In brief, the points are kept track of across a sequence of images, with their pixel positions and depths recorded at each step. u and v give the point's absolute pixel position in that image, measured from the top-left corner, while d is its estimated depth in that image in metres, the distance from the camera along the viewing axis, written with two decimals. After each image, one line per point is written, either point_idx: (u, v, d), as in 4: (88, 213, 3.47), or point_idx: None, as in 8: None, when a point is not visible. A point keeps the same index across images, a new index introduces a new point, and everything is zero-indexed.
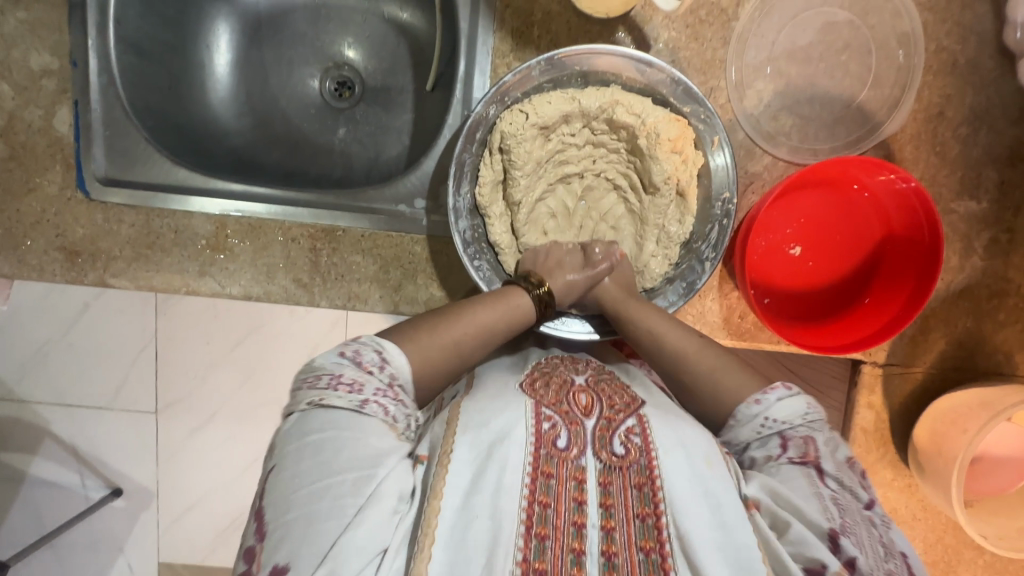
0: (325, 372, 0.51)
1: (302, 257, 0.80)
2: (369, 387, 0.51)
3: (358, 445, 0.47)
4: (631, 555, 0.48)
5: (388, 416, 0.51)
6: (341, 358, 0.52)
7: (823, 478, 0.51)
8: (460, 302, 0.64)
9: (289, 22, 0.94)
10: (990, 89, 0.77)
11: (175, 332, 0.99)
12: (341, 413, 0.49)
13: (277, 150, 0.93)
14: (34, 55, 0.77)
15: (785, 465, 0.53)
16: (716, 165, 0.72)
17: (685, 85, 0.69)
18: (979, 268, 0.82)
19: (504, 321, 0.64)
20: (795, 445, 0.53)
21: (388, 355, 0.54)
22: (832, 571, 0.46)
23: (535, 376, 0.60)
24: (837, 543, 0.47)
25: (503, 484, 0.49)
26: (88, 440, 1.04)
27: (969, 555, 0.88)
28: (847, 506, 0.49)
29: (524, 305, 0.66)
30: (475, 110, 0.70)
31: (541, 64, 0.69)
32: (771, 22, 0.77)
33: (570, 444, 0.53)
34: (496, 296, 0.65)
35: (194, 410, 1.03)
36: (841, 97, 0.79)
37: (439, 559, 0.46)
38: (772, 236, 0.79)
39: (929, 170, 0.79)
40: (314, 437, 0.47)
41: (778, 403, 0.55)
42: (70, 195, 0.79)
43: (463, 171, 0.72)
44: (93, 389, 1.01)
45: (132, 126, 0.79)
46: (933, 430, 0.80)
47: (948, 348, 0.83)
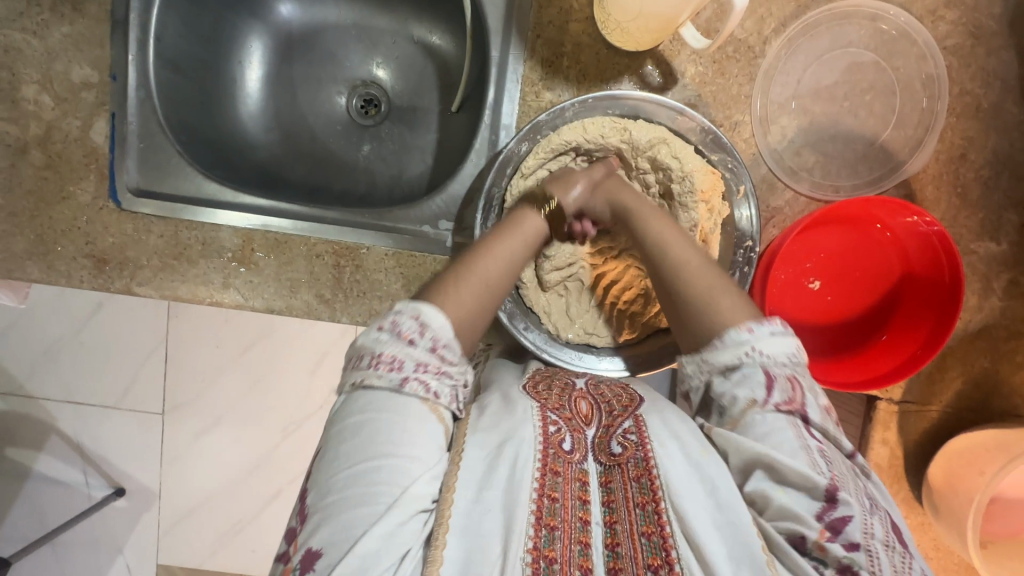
0: (367, 351, 0.53)
1: (325, 273, 0.81)
2: (409, 363, 0.52)
3: (396, 428, 0.49)
4: (634, 543, 0.47)
5: (428, 393, 0.52)
6: (379, 334, 0.53)
7: (808, 428, 0.51)
8: (483, 242, 0.65)
9: (320, 40, 0.96)
10: (1013, 133, 0.78)
11: (184, 334, 1.00)
12: (380, 392, 0.51)
13: (303, 164, 0.94)
14: (75, 68, 0.79)
15: (772, 411, 0.51)
16: (739, 216, 0.73)
17: (714, 135, 0.71)
18: (998, 309, 0.82)
19: (518, 244, 0.66)
20: (782, 388, 0.52)
21: (425, 319, 0.54)
22: (813, 541, 0.46)
23: (538, 380, 0.63)
24: (831, 504, 0.46)
25: (512, 478, 0.48)
26: (96, 440, 1.05)
27: None
28: (832, 458, 0.50)
29: (536, 223, 0.68)
30: (508, 145, 0.72)
31: (576, 105, 0.71)
32: (797, 60, 0.78)
33: (574, 448, 0.53)
34: (514, 225, 0.67)
35: (202, 415, 1.04)
36: (864, 136, 0.79)
37: (452, 548, 0.45)
38: (792, 270, 0.79)
39: (950, 211, 0.80)
40: (354, 419, 0.50)
41: (769, 337, 0.54)
42: (102, 205, 0.80)
43: (490, 205, 0.74)
44: (104, 389, 1.03)
45: (166, 139, 0.80)
46: (949, 469, 0.79)
47: (964, 387, 0.83)
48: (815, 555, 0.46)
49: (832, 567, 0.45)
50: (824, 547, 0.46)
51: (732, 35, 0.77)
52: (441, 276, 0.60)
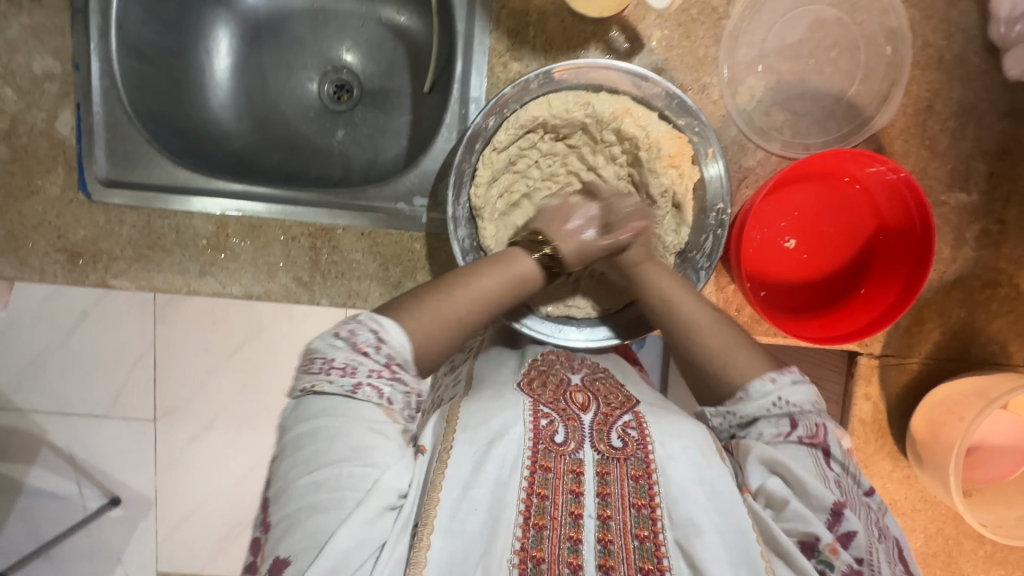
0: (319, 356, 0.52)
1: (303, 256, 0.81)
2: (362, 369, 0.51)
3: (355, 435, 0.48)
4: (627, 543, 0.47)
5: (382, 399, 0.51)
6: (335, 340, 0.52)
7: (828, 461, 0.52)
8: (462, 271, 0.63)
9: (288, 26, 0.96)
10: (977, 82, 0.79)
11: (173, 337, 0.99)
12: (333, 397, 0.49)
13: (277, 151, 0.94)
14: (36, 60, 0.78)
15: (794, 444, 0.53)
16: (710, 176, 0.73)
17: (680, 99, 0.71)
18: (971, 259, 0.83)
19: (506, 278, 0.64)
20: (807, 425, 0.53)
21: (385, 335, 0.53)
22: (825, 543, 0.47)
23: (533, 377, 0.64)
24: (837, 517, 0.48)
25: (494, 474, 0.50)
26: (87, 448, 1.04)
27: (970, 546, 0.89)
28: (848, 489, 0.51)
29: (527, 267, 0.66)
30: (474, 121, 0.70)
31: (539, 77, 0.71)
32: (761, 20, 0.79)
33: (567, 439, 0.54)
34: (501, 262, 0.65)
35: (195, 414, 1.03)
36: (831, 93, 0.80)
37: (439, 547, 0.46)
38: (767, 229, 0.80)
39: (919, 163, 0.81)
40: (311, 427, 0.48)
41: (793, 385, 0.55)
42: (72, 197, 0.80)
43: (461, 181, 0.73)
44: (94, 394, 1.01)
45: (134, 128, 0.79)
46: (930, 422, 0.80)
47: (943, 338, 0.84)
48: (824, 556, 0.47)
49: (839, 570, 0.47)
50: (835, 551, 0.47)
51: None
52: (411, 294, 0.60)
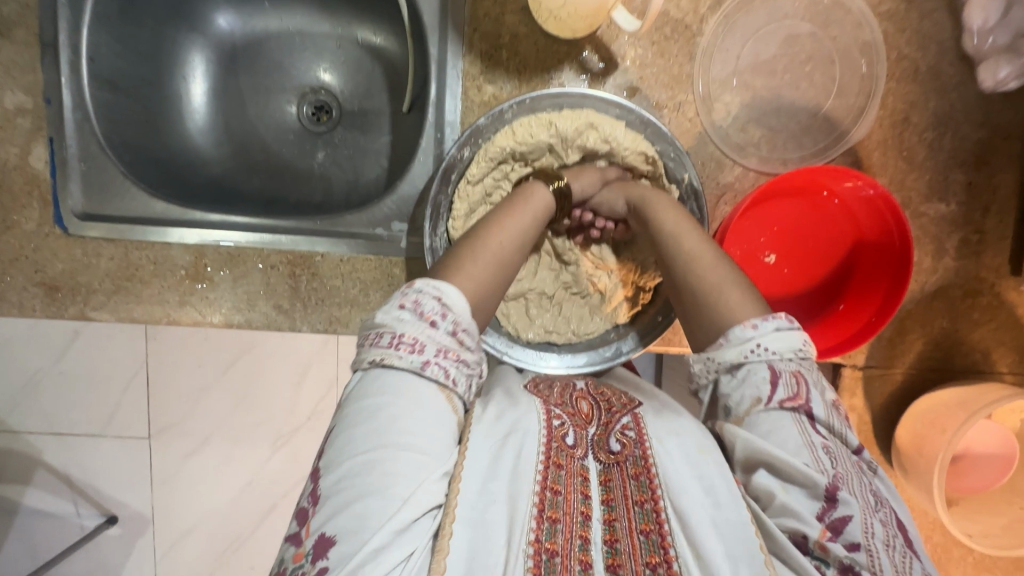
0: (386, 330, 0.51)
1: (282, 283, 0.81)
2: (430, 347, 0.50)
3: (409, 416, 0.48)
4: (633, 540, 0.48)
5: (446, 378, 0.51)
6: (400, 312, 0.51)
7: (813, 425, 0.50)
8: (494, 214, 0.64)
9: (264, 49, 0.95)
10: (953, 93, 0.79)
11: (166, 357, 0.97)
12: (402, 370, 0.49)
13: (257, 176, 0.93)
14: (7, 94, 0.78)
15: (775, 409, 0.51)
16: (686, 205, 0.73)
17: (655, 126, 0.71)
18: (952, 269, 0.83)
19: (529, 216, 0.65)
20: (786, 384, 0.51)
21: (448, 300, 0.52)
22: (814, 540, 0.45)
23: (539, 380, 0.68)
24: (831, 503, 0.46)
25: (519, 466, 0.50)
26: (84, 471, 1.04)
27: (958, 553, 0.89)
28: (838, 456, 0.49)
29: (544, 196, 0.67)
30: (450, 151, 0.70)
31: (514, 106, 0.70)
32: (735, 36, 0.78)
33: (576, 442, 0.55)
34: (522, 198, 0.66)
35: (190, 434, 1.02)
36: (807, 107, 0.80)
37: (460, 538, 0.45)
38: (747, 245, 0.80)
39: (897, 175, 0.81)
40: (375, 399, 0.48)
41: (774, 332, 0.53)
42: (48, 231, 0.79)
43: (438, 211, 0.73)
44: (86, 415, 1.00)
45: (109, 160, 0.79)
46: (915, 431, 0.80)
47: (925, 348, 0.84)
48: (818, 554, 0.45)
49: (834, 566, 0.45)
50: (825, 541, 0.45)
51: (668, 16, 0.77)
52: (452, 252, 0.59)
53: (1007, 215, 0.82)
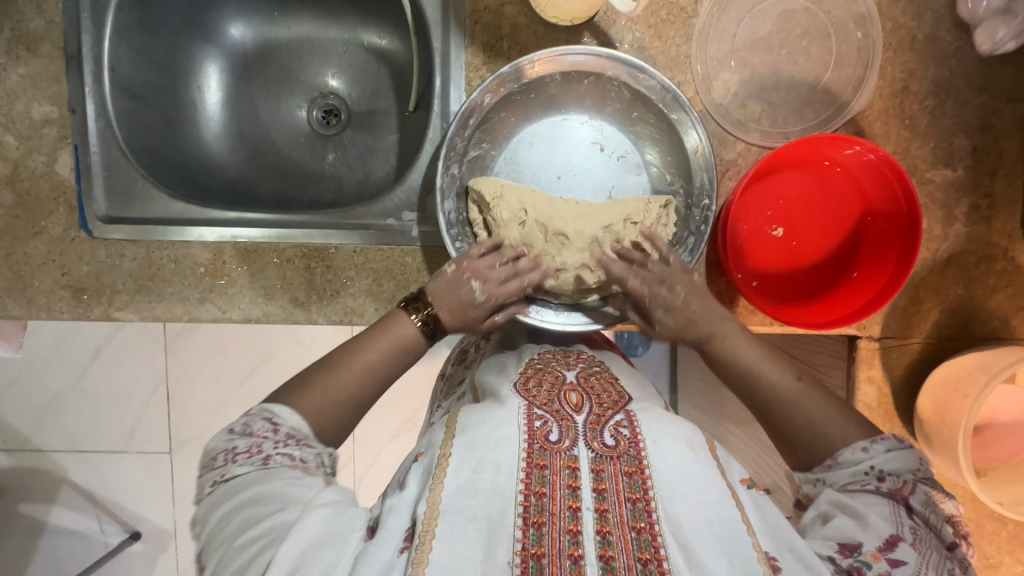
0: (219, 453, 0.52)
1: (298, 277, 0.83)
2: (266, 446, 0.52)
3: (269, 492, 0.48)
4: (625, 534, 0.47)
5: (296, 460, 0.52)
6: (230, 435, 0.53)
7: (908, 513, 0.51)
8: (346, 346, 0.63)
9: (274, 57, 0.99)
10: (951, 60, 0.80)
11: (185, 376, 1.33)
12: (246, 476, 0.50)
13: (271, 179, 0.96)
14: (35, 106, 0.81)
15: (877, 492, 0.52)
16: (695, 152, 0.76)
17: (674, 93, 0.73)
18: (963, 235, 0.82)
19: (388, 348, 0.64)
20: (893, 479, 0.53)
21: (279, 419, 0.55)
22: (867, 550, 0.47)
23: (528, 376, 0.64)
24: (890, 545, 0.48)
25: (500, 478, 0.50)
26: (126, 487, 1.37)
27: (992, 528, 0.87)
28: (924, 538, 0.49)
29: (408, 331, 0.65)
30: (471, 97, 0.72)
31: (537, 59, 0.73)
32: (730, 15, 0.80)
33: (562, 437, 0.54)
34: (381, 328, 0.65)
35: (208, 448, 1.36)
36: (806, 81, 0.81)
37: (439, 551, 0.44)
38: (753, 219, 0.80)
39: (901, 144, 0.81)
40: (257, 490, 0.48)
41: (886, 454, 0.54)
42: (74, 235, 0.82)
43: (452, 155, 0.74)
44: (118, 433, 1.34)
45: (130, 164, 0.82)
46: (936, 401, 0.79)
47: (942, 316, 0.84)
48: (866, 559, 0.47)
49: (877, 572, 0.46)
50: (877, 557, 0.47)
51: None
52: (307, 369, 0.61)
53: (1015, 179, 0.82)
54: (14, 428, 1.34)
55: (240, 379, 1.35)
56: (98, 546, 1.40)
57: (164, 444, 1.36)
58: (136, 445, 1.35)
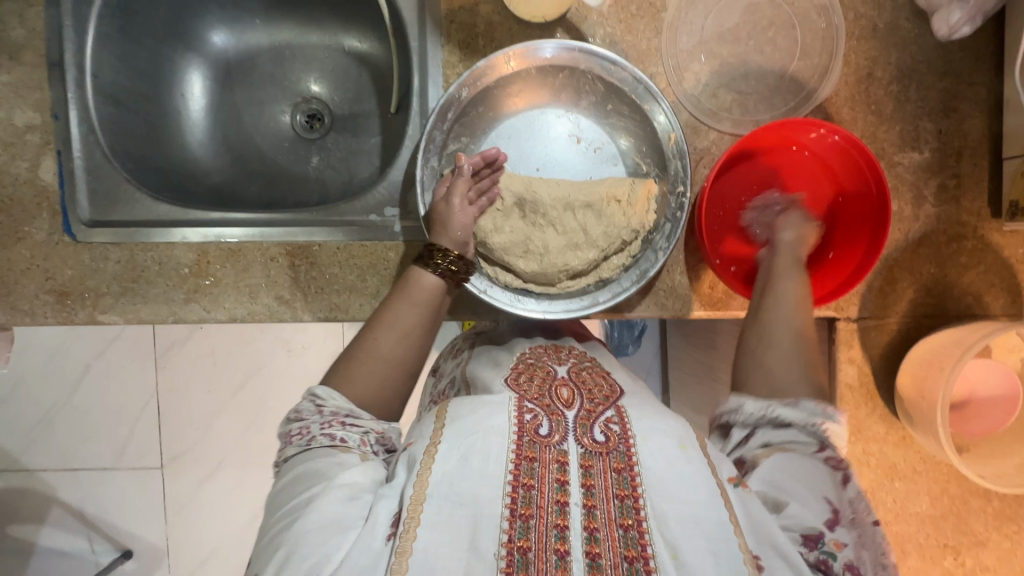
0: (284, 433, 0.58)
1: (283, 274, 0.83)
2: (314, 425, 0.55)
3: (305, 471, 0.52)
4: (612, 532, 0.47)
5: (336, 441, 0.54)
6: (287, 420, 0.58)
7: (845, 484, 0.53)
8: (378, 313, 0.65)
9: (257, 64, 1.01)
10: (912, 46, 0.83)
11: (175, 386, 1.33)
12: (297, 455, 0.54)
13: (256, 183, 0.97)
14: (18, 113, 0.82)
15: (819, 459, 0.54)
16: (667, 138, 0.77)
17: (646, 84, 0.76)
18: (933, 215, 0.84)
19: (415, 301, 0.66)
20: (835, 449, 0.55)
21: (321, 398, 0.58)
22: (828, 539, 0.48)
23: (519, 371, 0.64)
24: (832, 524, 0.50)
25: (486, 472, 0.50)
26: (114, 503, 1.35)
27: (978, 505, 0.88)
28: (857, 512, 0.51)
29: (431, 281, 0.68)
30: (449, 90, 0.74)
31: (512, 54, 0.75)
32: (698, 8, 0.83)
33: (552, 431, 0.54)
34: (401, 293, 0.67)
35: (199, 461, 1.35)
36: (774, 70, 0.84)
37: (423, 539, 0.45)
38: (727, 203, 0.82)
39: (869, 128, 0.83)
40: (300, 467, 0.52)
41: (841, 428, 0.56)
42: (58, 239, 0.82)
43: (431, 146, 0.77)
44: (107, 447, 1.33)
45: (113, 168, 0.83)
46: (915, 374, 0.81)
47: (917, 295, 0.85)
48: (828, 548, 0.48)
49: (840, 561, 0.47)
50: (839, 544, 0.49)
51: None
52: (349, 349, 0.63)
53: (980, 160, 0.84)
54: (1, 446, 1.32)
55: (230, 389, 1.34)
56: (87, 565, 1.38)
57: (154, 457, 1.34)
58: (125, 459, 1.34)
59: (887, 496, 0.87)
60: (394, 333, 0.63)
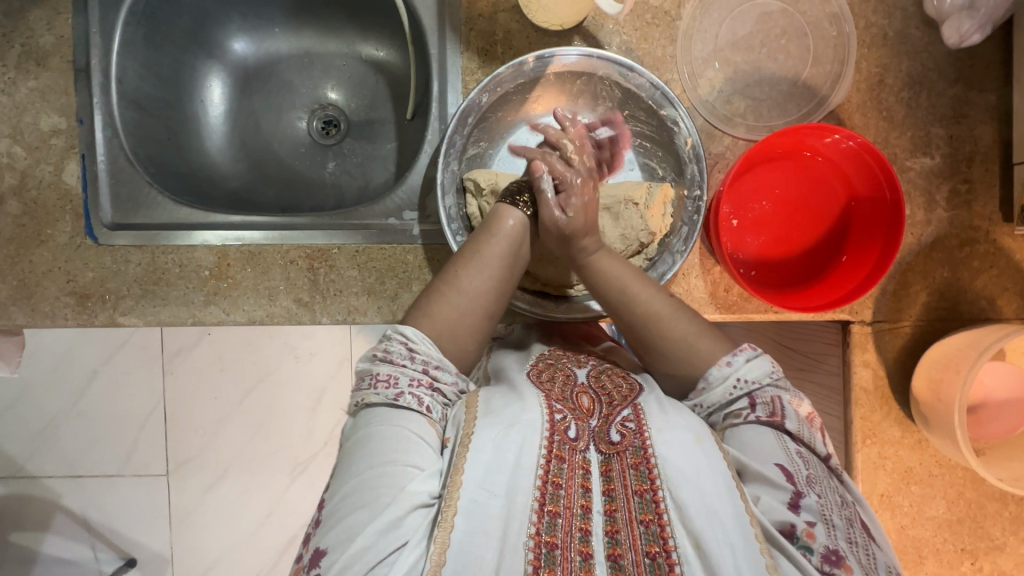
0: (366, 375, 0.59)
1: (301, 277, 0.84)
2: (404, 380, 0.57)
3: (389, 439, 0.53)
4: (633, 530, 0.49)
5: (423, 406, 0.56)
6: (374, 360, 0.59)
7: (786, 435, 0.56)
8: (468, 250, 0.67)
9: (276, 72, 1.03)
10: (922, 54, 0.84)
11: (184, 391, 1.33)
12: (381, 408, 0.56)
13: (273, 188, 0.99)
14: (43, 118, 0.84)
15: (755, 422, 0.57)
16: (685, 143, 0.77)
17: (663, 90, 0.76)
18: (946, 220, 0.85)
19: (503, 238, 0.68)
20: (762, 404, 0.58)
21: (413, 343, 0.60)
22: (801, 530, 0.48)
23: (541, 368, 0.65)
24: (795, 507, 0.49)
25: (520, 464, 0.51)
26: (121, 509, 1.34)
27: (994, 509, 0.88)
28: (809, 460, 0.55)
29: (517, 219, 0.69)
30: (469, 96, 0.75)
31: (532, 60, 0.76)
32: (712, 17, 0.85)
33: (579, 436, 0.56)
34: (490, 228, 0.68)
35: (208, 467, 1.35)
36: (787, 77, 0.85)
37: (461, 529, 0.47)
38: (741, 207, 0.83)
39: (881, 134, 0.85)
40: (386, 429, 0.54)
41: (747, 363, 0.60)
42: (80, 242, 0.83)
43: (451, 150, 0.77)
44: (115, 453, 1.33)
45: (136, 172, 0.84)
46: (930, 377, 0.81)
47: (930, 299, 0.86)
48: (804, 543, 0.48)
49: (817, 555, 0.47)
50: (812, 536, 0.48)
51: (648, 3, 0.83)
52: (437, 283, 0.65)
53: (991, 165, 0.85)
54: (8, 452, 1.31)
55: (240, 394, 1.34)
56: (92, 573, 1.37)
57: (161, 463, 1.34)
58: (133, 465, 1.33)
59: (903, 500, 0.87)
60: (483, 268, 0.65)
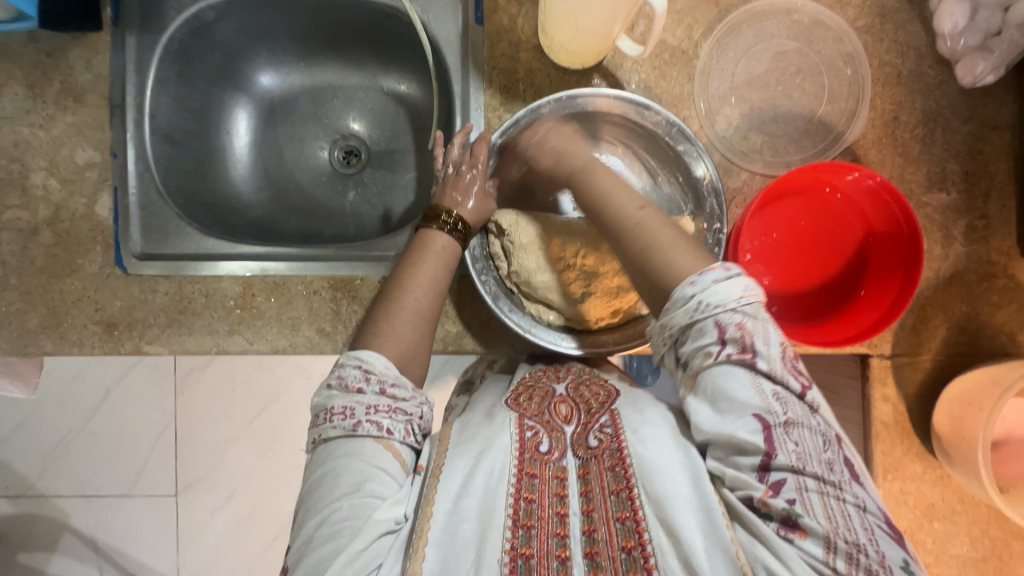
0: (322, 408, 0.58)
1: (324, 307, 0.85)
2: (360, 409, 0.56)
3: (348, 471, 0.53)
4: (610, 528, 0.50)
5: (381, 431, 0.56)
6: (329, 390, 0.58)
7: (761, 374, 0.49)
8: (401, 272, 0.69)
9: (298, 104, 1.05)
10: (936, 92, 0.86)
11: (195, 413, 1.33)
12: (339, 441, 0.55)
13: (294, 217, 1.01)
14: (79, 152, 0.86)
15: (726, 361, 0.50)
16: (701, 176, 0.79)
17: (679, 127, 0.78)
18: (963, 254, 0.86)
19: (440, 261, 0.70)
20: (733, 337, 0.50)
21: (368, 365, 0.59)
22: (757, 499, 0.47)
23: (519, 392, 0.65)
24: (764, 470, 0.47)
25: (493, 485, 0.52)
26: (130, 531, 1.34)
27: (1020, 547, 0.86)
28: (788, 401, 0.48)
29: (445, 242, 0.72)
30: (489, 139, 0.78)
31: (550, 103, 0.77)
32: (729, 56, 0.87)
33: (551, 448, 0.57)
34: (421, 250, 0.71)
35: (218, 489, 1.35)
36: (802, 113, 0.87)
37: (431, 560, 0.48)
38: (763, 244, 0.84)
39: (896, 170, 0.86)
40: (343, 461, 0.54)
41: (715, 285, 0.52)
42: (109, 272, 0.85)
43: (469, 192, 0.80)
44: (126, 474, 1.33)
45: (165, 204, 0.87)
46: (952, 415, 0.81)
47: (950, 333, 0.86)
48: (762, 511, 0.47)
49: (776, 520, 0.46)
50: (767, 502, 0.46)
51: (666, 43, 0.85)
52: (372, 315, 0.65)
53: (1007, 201, 0.86)
54: (21, 472, 1.32)
55: (249, 416, 1.34)
56: None
57: (171, 485, 1.34)
58: (141, 486, 1.33)
59: (926, 538, 0.86)
60: (416, 288, 0.67)
